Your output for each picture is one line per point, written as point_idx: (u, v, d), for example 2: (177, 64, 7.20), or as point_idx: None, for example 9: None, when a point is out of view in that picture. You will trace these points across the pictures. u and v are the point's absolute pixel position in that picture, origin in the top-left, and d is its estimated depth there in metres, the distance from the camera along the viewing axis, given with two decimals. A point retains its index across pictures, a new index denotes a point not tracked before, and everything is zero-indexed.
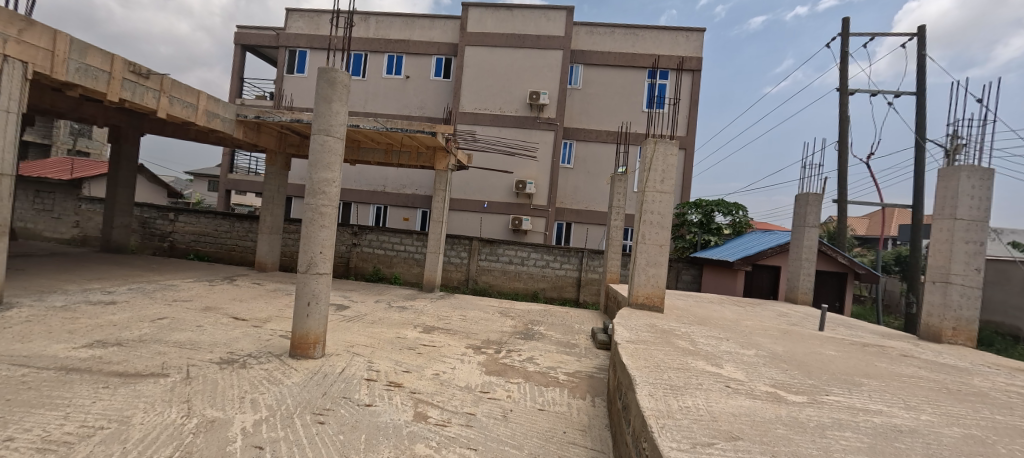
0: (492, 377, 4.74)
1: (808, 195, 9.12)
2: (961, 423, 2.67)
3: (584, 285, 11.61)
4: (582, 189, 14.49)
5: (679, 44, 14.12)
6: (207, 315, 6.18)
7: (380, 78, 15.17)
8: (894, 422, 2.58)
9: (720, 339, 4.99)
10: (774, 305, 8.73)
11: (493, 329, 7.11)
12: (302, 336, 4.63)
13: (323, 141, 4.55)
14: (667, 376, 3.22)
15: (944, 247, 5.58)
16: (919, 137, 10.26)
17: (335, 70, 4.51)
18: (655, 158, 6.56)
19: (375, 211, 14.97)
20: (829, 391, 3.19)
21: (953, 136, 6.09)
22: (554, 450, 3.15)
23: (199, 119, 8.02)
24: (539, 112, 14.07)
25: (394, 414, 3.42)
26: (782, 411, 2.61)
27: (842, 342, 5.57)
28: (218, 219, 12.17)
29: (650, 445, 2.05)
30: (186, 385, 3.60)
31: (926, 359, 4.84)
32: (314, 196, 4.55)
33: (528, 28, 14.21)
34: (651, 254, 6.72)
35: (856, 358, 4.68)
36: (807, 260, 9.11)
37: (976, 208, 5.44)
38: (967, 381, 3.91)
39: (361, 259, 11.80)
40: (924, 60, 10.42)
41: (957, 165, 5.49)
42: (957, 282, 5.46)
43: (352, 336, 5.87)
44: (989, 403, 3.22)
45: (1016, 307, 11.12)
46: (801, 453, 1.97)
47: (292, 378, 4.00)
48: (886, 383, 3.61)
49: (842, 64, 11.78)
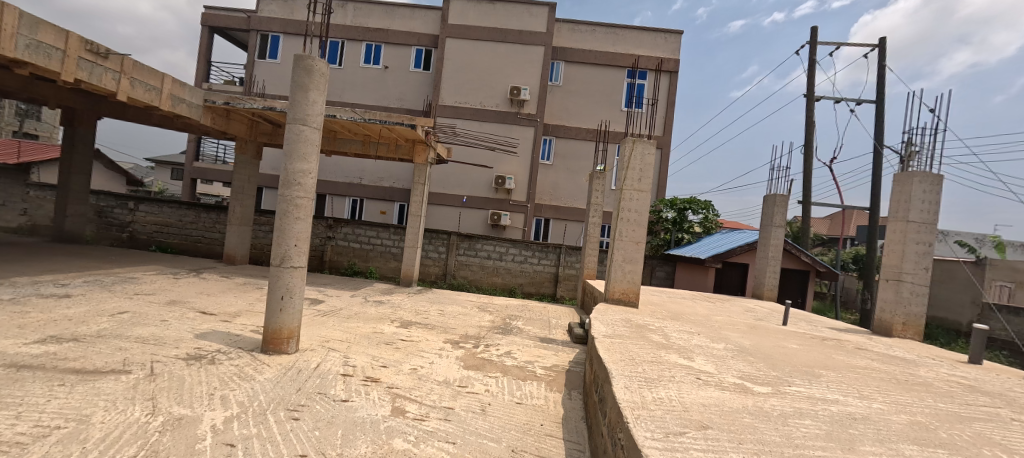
0: (470, 371, 4.76)
1: (776, 196, 9.47)
2: (908, 410, 2.89)
3: (561, 280, 11.73)
4: (562, 186, 14.56)
5: (658, 45, 14.39)
6: (172, 310, 5.92)
7: (358, 67, 14.79)
8: (849, 410, 2.76)
9: (692, 334, 5.18)
10: (741, 301, 9.10)
11: (471, 324, 7.13)
12: (276, 331, 4.51)
13: (299, 131, 4.42)
14: (642, 369, 3.31)
15: (897, 247, 5.98)
16: (877, 143, 10.84)
17: (311, 58, 4.41)
18: (634, 157, 6.68)
19: (351, 204, 14.65)
20: (791, 382, 3.38)
21: (908, 143, 6.49)
22: (532, 442, 3.22)
23: (163, 104, 7.61)
24: (520, 108, 14.10)
25: (372, 409, 3.40)
26: (749, 401, 2.74)
27: (803, 336, 5.88)
28: (182, 209, 11.62)
29: (625, 436, 2.12)
30: (150, 382, 3.45)
31: (879, 352, 5.16)
32: (288, 187, 4.43)
33: (509, 23, 14.14)
34: (627, 251, 6.86)
35: (816, 350, 4.97)
36: (773, 258, 9.52)
37: (926, 212, 5.84)
38: (914, 372, 4.21)
39: (335, 253, 11.55)
40: (884, 71, 11.02)
41: (910, 170, 5.86)
42: (909, 281, 5.84)
43: (328, 330, 5.78)
44: (933, 392, 3.49)
45: (959, 304, 11.97)
46: (767, 440, 2.08)
47: (265, 374, 3.91)
48: (843, 374, 3.85)
49: (810, 70, 12.34)
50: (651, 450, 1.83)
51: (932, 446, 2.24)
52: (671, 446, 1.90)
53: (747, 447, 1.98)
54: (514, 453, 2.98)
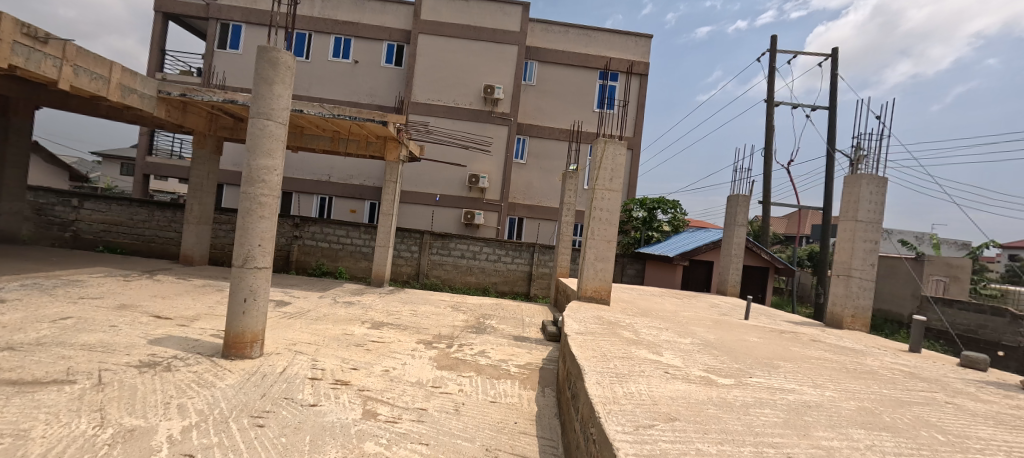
0: (444, 372, 4.72)
1: (739, 197, 9.90)
2: (857, 397, 3.11)
3: (535, 279, 11.80)
4: (535, 185, 14.64)
5: (628, 48, 14.70)
6: (123, 314, 5.55)
7: (326, 61, 14.32)
8: (804, 398, 2.94)
9: (661, 329, 5.36)
10: (707, 297, 9.47)
11: (445, 324, 7.06)
12: (238, 335, 4.31)
13: (263, 126, 4.24)
14: (614, 365, 3.39)
15: (847, 245, 6.38)
16: (830, 147, 11.52)
17: (277, 50, 4.24)
18: (605, 157, 6.81)
19: (319, 202, 14.20)
20: (753, 374, 3.56)
21: (858, 148, 6.94)
22: (506, 440, 3.23)
23: (111, 94, 7.10)
24: (493, 107, 14.07)
25: (342, 413, 3.31)
26: (714, 393, 2.87)
27: (764, 330, 6.19)
28: (133, 207, 10.90)
29: (598, 431, 2.17)
30: (98, 392, 3.23)
31: (831, 343, 5.50)
32: (252, 184, 4.24)
33: (482, 20, 14.06)
34: (599, 250, 6.99)
35: (775, 343, 5.24)
36: (736, 256, 9.95)
37: (873, 212, 6.27)
38: (862, 361, 4.53)
39: (303, 253, 11.16)
40: (836, 79, 11.71)
41: (859, 173, 6.27)
42: (857, 276, 6.26)
43: (295, 333, 5.58)
44: (879, 379, 3.77)
45: (901, 297, 12.93)
46: (730, 429, 2.19)
47: (226, 380, 3.74)
48: (799, 365, 4.09)
49: (770, 77, 12.95)
50: (622, 443, 1.88)
51: (877, 429, 2.42)
52: (640, 439, 1.96)
53: (711, 436, 2.07)
54: (488, 451, 2.99)
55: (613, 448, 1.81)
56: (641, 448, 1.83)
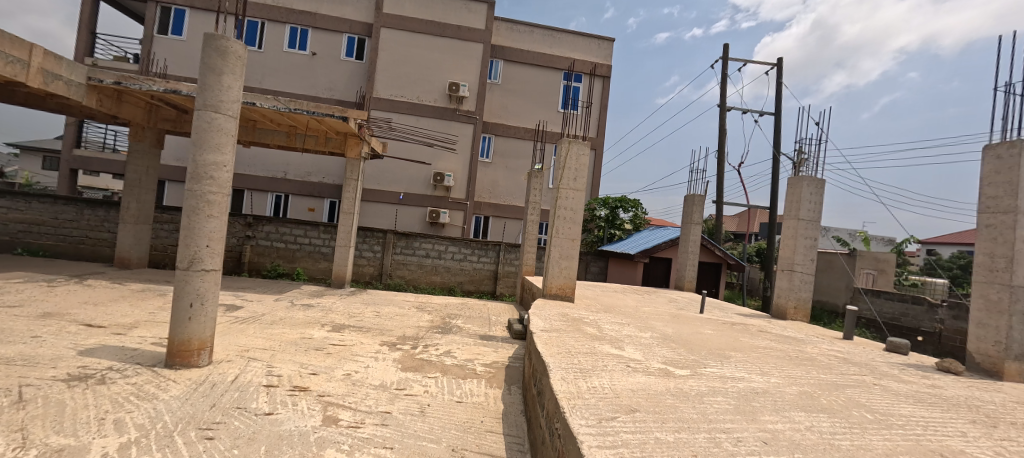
0: (408, 373, 4.64)
1: (694, 197, 10.39)
2: (798, 382, 3.37)
3: (501, 278, 11.81)
4: (501, 184, 14.65)
5: (591, 51, 15.00)
6: (47, 323, 5.03)
7: (281, 51, 13.62)
8: (752, 386, 3.14)
9: (623, 325, 5.54)
10: (665, 293, 9.87)
11: (409, 325, 6.93)
12: (183, 343, 4.02)
13: (211, 119, 3.97)
14: (578, 360, 3.48)
15: (790, 242, 6.86)
16: (776, 151, 12.31)
17: (226, 39, 3.99)
18: (569, 157, 6.93)
19: (273, 200, 13.50)
20: (707, 364, 3.76)
21: (800, 152, 7.47)
22: (472, 439, 3.23)
23: (32, 80, 6.32)
24: (458, 104, 13.92)
25: (300, 421, 3.18)
26: (671, 384, 3.01)
27: (717, 322, 6.54)
28: (57, 205, 9.89)
29: (562, 426, 2.21)
30: (18, 410, 2.90)
31: (777, 333, 5.90)
32: (198, 181, 3.96)
33: (447, 17, 13.86)
34: (564, 248, 7.10)
35: (727, 334, 5.56)
36: (692, 253, 10.44)
37: (813, 211, 6.78)
38: (803, 349, 4.90)
39: (256, 254, 10.56)
40: (781, 87, 12.53)
41: (800, 175, 6.76)
42: (799, 270, 6.76)
43: (248, 339, 5.28)
44: (817, 365, 4.10)
45: (836, 289, 14.05)
46: (686, 418, 2.31)
47: (170, 391, 3.48)
48: (748, 354, 4.37)
49: (722, 83, 13.66)
50: (585, 436, 1.93)
51: (815, 411, 2.63)
52: (603, 431, 2.03)
53: (669, 425, 2.18)
54: (454, 452, 2.98)
55: (577, 442, 1.85)
56: (604, 440, 1.88)
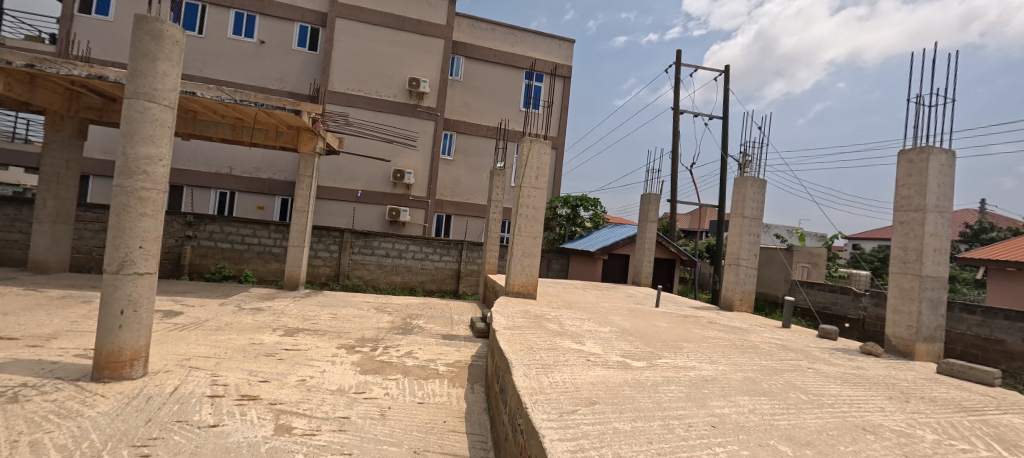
0: (368, 376, 4.49)
1: (650, 195, 10.81)
2: (743, 369, 3.61)
3: (463, 276, 11.72)
4: (463, 182, 14.50)
5: (552, 51, 15.19)
6: None
7: (224, 38, 12.72)
8: (703, 374, 3.33)
9: (583, 320, 5.68)
10: (623, 288, 10.21)
11: (368, 326, 6.71)
12: (113, 354, 3.65)
13: (143, 108, 3.63)
14: (540, 356, 3.53)
15: (736, 238, 7.32)
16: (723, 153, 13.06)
17: (159, 22, 3.67)
18: (531, 156, 7.00)
19: (217, 197, 12.61)
20: (662, 355, 3.93)
21: (745, 154, 7.97)
22: (435, 440, 3.18)
23: None
24: (419, 100, 13.64)
25: (249, 431, 3.00)
26: (629, 375, 3.12)
27: (671, 315, 6.86)
28: None
29: (524, 421, 2.24)
30: None
31: (725, 324, 6.27)
32: (128, 175, 3.60)
33: (406, 10, 13.51)
34: (525, 246, 7.15)
35: (680, 327, 5.85)
36: (648, 249, 10.85)
37: (756, 210, 7.26)
38: (748, 338, 5.25)
39: (198, 255, 9.81)
40: (727, 93, 13.29)
41: (745, 176, 7.22)
42: (744, 265, 7.23)
43: (190, 346, 4.90)
44: (760, 352, 4.41)
45: (775, 282, 15.14)
46: (642, 406, 2.41)
47: (99, 407, 3.16)
48: (699, 345, 4.61)
49: (675, 87, 14.28)
50: (547, 429, 1.96)
51: (759, 394, 2.83)
52: (565, 424, 2.07)
53: (626, 414, 2.26)
54: (416, 454, 2.92)
55: (538, 437, 1.87)
56: (565, 432, 1.91)
